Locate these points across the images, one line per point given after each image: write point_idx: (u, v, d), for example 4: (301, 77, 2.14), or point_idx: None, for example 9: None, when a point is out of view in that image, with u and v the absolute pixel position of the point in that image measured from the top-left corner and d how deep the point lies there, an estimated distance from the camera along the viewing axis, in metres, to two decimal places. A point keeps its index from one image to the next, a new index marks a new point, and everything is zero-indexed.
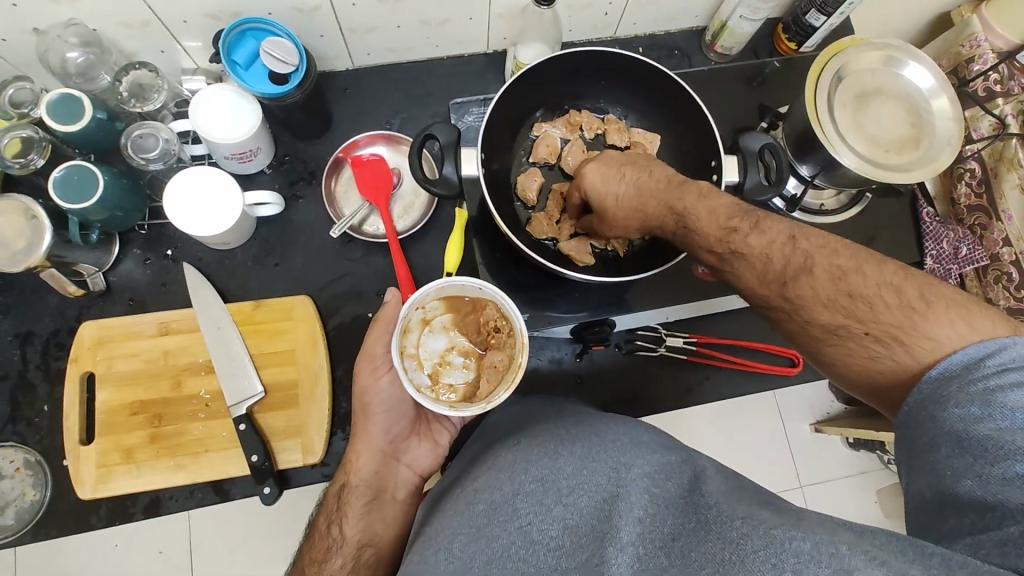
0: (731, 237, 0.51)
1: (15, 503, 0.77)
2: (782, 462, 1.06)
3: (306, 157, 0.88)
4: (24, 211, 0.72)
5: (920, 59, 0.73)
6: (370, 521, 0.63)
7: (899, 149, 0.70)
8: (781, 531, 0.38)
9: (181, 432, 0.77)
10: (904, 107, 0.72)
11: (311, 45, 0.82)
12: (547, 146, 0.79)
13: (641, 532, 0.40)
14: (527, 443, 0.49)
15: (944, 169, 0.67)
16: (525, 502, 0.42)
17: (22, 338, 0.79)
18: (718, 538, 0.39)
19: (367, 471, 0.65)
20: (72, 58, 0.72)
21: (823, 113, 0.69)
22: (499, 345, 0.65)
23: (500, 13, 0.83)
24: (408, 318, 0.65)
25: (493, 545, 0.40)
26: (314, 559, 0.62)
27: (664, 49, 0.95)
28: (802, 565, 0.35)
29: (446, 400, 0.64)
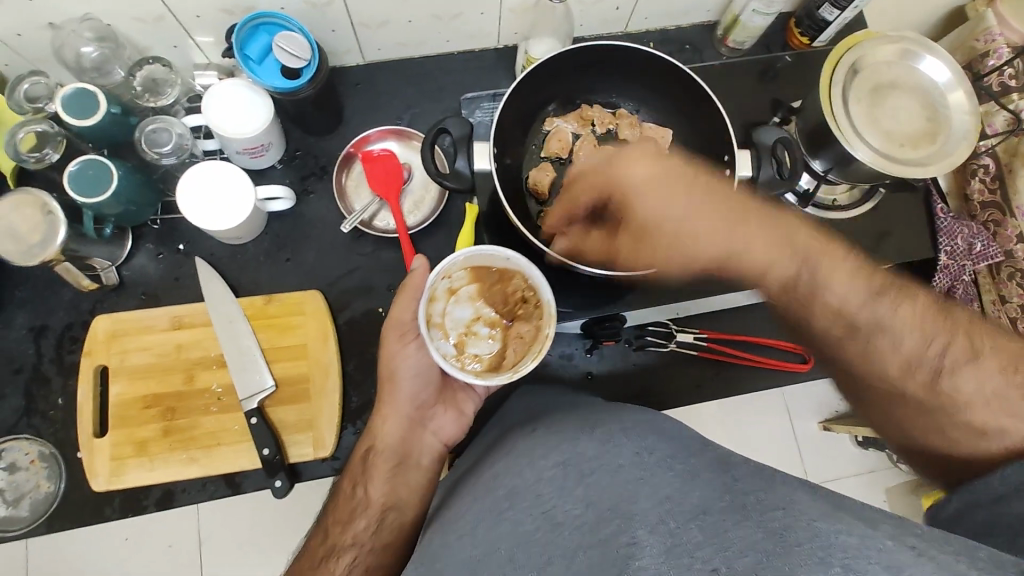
0: None
1: (30, 495, 0.77)
2: (791, 460, 1.06)
3: (318, 152, 0.88)
4: (40, 205, 0.73)
5: (935, 52, 0.72)
6: (395, 484, 0.65)
7: (915, 143, 0.69)
8: (824, 524, 0.39)
9: (193, 425, 0.77)
10: (920, 100, 0.71)
11: (323, 40, 0.83)
12: (559, 140, 0.79)
13: (670, 509, 0.42)
14: (548, 430, 0.54)
15: (960, 163, 0.66)
16: (548, 486, 0.46)
17: (37, 331, 0.80)
18: (757, 524, 0.40)
19: (392, 437, 0.68)
20: (86, 52, 0.72)
21: (837, 107, 0.68)
22: (528, 317, 0.68)
23: (511, 8, 0.83)
24: (435, 286, 0.68)
25: (519, 529, 0.44)
26: (338, 519, 0.63)
27: (675, 43, 0.95)
28: (851, 561, 0.37)
29: (471, 368, 0.67)
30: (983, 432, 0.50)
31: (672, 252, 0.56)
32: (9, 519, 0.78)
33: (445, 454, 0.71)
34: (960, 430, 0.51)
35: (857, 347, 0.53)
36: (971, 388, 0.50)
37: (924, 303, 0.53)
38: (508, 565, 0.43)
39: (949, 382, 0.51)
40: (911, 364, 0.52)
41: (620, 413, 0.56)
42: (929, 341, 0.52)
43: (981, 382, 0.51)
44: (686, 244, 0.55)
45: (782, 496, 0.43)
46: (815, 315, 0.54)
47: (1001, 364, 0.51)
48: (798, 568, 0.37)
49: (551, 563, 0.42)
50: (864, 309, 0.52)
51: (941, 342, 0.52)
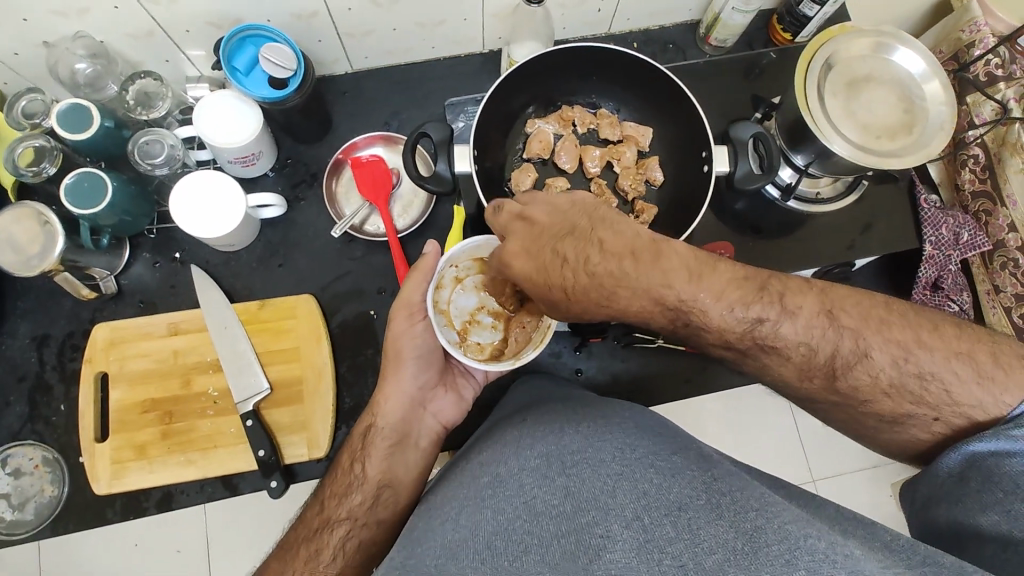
0: (607, 301, 0.49)
1: (35, 499, 0.80)
2: (793, 457, 1.06)
3: (308, 160, 0.90)
4: (38, 217, 0.75)
5: (909, 43, 0.73)
6: (392, 463, 0.66)
7: (892, 136, 0.70)
8: (795, 528, 0.39)
9: (191, 428, 0.79)
10: (896, 93, 0.72)
11: (310, 50, 0.85)
12: (541, 141, 0.80)
13: (647, 504, 0.43)
14: (534, 425, 0.55)
15: (936, 154, 0.67)
16: (530, 476, 0.48)
17: (39, 340, 0.82)
18: (730, 525, 0.40)
19: (393, 416, 0.69)
20: (80, 69, 0.75)
21: (814, 101, 0.68)
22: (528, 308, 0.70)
23: (493, 13, 0.84)
24: (442, 274, 0.71)
25: (498, 518, 0.45)
26: (335, 492, 0.64)
27: (659, 43, 0.96)
28: (816, 564, 0.35)
29: (473, 356, 0.70)
30: (898, 419, 0.53)
31: (576, 312, 0.52)
32: (15, 523, 0.80)
33: (443, 435, 0.73)
34: (876, 420, 0.54)
35: (752, 367, 0.53)
36: (868, 381, 0.51)
37: (807, 313, 0.51)
38: (485, 552, 0.43)
39: (844, 383, 0.52)
40: (805, 374, 0.53)
41: (609, 412, 0.58)
42: (815, 352, 0.51)
43: (876, 375, 0.51)
44: (589, 307, 0.51)
45: (760, 499, 0.43)
46: (707, 345, 0.52)
47: (892, 356, 0.51)
48: (764, 569, 0.36)
49: (527, 551, 0.42)
50: (748, 337, 0.50)
51: (828, 352, 0.51)
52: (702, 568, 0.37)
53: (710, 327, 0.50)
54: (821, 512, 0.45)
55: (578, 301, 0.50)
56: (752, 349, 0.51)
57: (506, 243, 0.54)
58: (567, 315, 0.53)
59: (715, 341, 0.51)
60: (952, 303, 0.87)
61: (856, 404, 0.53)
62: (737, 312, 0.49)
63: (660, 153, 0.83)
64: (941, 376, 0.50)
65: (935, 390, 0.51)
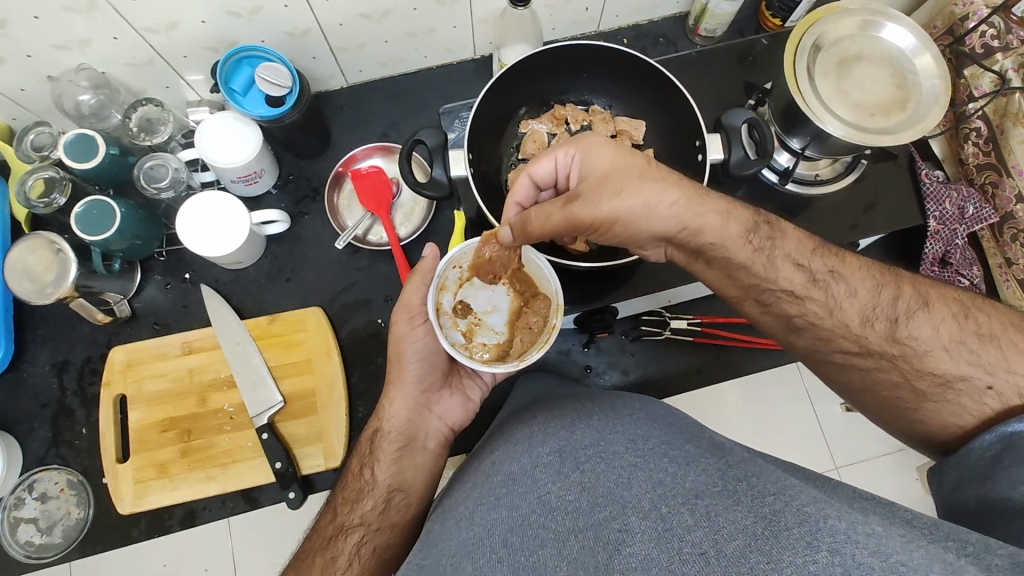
0: (684, 186, 0.56)
1: (62, 521, 0.80)
2: (813, 445, 0.95)
3: (310, 175, 0.91)
4: (51, 245, 0.78)
5: (896, 20, 0.74)
6: (401, 466, 0.67)
7: (886, 112, 0.71)
8: (815, 510, 0.39)
9: (209, 445, 0.81)
10: (887, 69, 0.73)
11: (305, 67, 0.86)
12: (535, 141, 0.82)
13: (663, 493, 0.43)
14: (544, 423, 0.55)
15: (934, 126, 0.68)
16: (545, 471, 0.48)
17: (59, 367, 0.83)
18: (748, 510, 0.40)
19: (399, 419, 0.70)
20: (83, 100, 0.78)
21: (805, 84, 0.69)
22: (534, 308, 0.72)
23: (483, 19, 0.86)
24: (445, 276, 0.72)
25: (514, 515, 0.45)
26: (347, 499, 0.65)
27: (650, 37, 0.96)
28: (839, 544, 0.36)
29: (479, 356, 0.72)
30: (948, 380, 0.55)
31: (646, 188, 0.55)
32: (44, 547, 0.80)
33: (450, 436, 0.74)
34: (928, 381, 0.56)
35: (817, 305, 0.57)
36: (927, 334, 0.56)
37: (864, 259, 0.60)
38: (502, 550, 0.43)
39: (904, 331, 0.56)
40: (867, 318, 0.57)
41: (619, 403, 0.57)
42: (880, 294, 0.58)
43: (936, 330, 0.56)
44: (663, 187, 0.55)
45: (777, 484, 0.43)
46: (782, 272, 0.57)
47: (951, 313, 0.57)
48: (787, 551, 0.36)
49: (542, 546, 0.42)
50: (818, 257, 0.58)
51: (892, 296, 0.57)
52: (722, 555, 0.37)
53: (779, 250, 0.57)
54: (836, 493, 0.46)
55: (656, 173, 0.56)
56: (823, 276, 0.58)
57: (582, 139, 0.60)
58: (631, 184, 0.55)
59: (793, 257, 0.57)
60: (962, 278, 0.88)
61: (915, 356, 0.56)
62: (799, 255, 0.58)
63: (656, 146, 0.84)
64: (997, 337, 0.55)
65: (991, 353, 0.55)
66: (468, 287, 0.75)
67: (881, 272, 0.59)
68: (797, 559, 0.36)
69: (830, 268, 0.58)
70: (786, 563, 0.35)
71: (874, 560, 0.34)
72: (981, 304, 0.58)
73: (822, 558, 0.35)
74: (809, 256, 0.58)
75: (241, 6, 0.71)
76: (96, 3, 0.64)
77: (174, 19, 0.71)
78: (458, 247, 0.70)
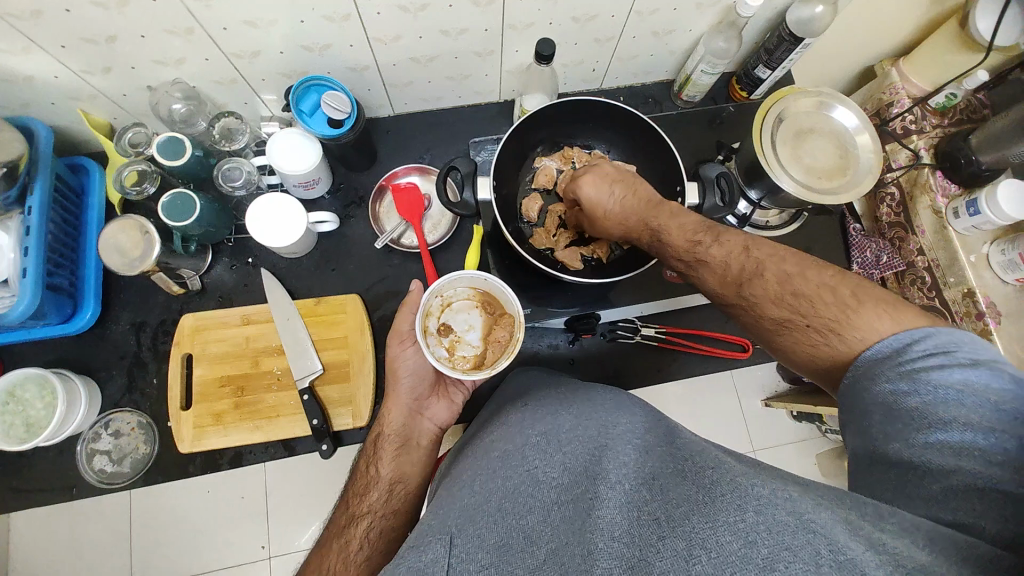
0: (696, 247, 0.70)
1: (130, 455, 0.98)
2: (737, 431, 1.20)
3: (356, 185, 1.10)
4: (139, 227, 0.94)
5: (846, 104, 0.97)
6: (400, 462, 0.84)
7: (830, 176, 0.93)
8: (745, 480, 0.52)
9: (259, 400, 0.98)
10: (834, 142, 0.96)
11: (361, 96, 1.05)
12: (546, 175, 1.02)
13: (625, 472, 0.58)
14: (534, 415, 0.72)
15: (864, 189, 0.90)
16: (533, 452, 0.64)
17: (137, 326, 1.00)
18: (691, 483, 0.55)
19: (397, 424, 0.88)
20: (176, 108, 0.94)
21: (767, 147, 0.92)
22: (501, 326, 0.92)
23: (510, 71, 1.05)
24: (430, 305, 0.93)
25: (509, 484, 0.60)
26: (356, 492, 0.82)
27: (641, 97, 1.18)
28: (762, 505, 0.49)
29: (461, 366, 0.92)
30: None
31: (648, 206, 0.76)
32: (114, 474, 0.98)
33: (438, 435, 0.92)
34: None
35: None
36: None
37: None
38: (497, 513, 0.57)
39: None
40: None
41: (596, 401, 0.74)
42: None
43: None
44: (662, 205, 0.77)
45: (717, 463, 0.58)
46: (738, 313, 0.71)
47: None
48: (719, 508, 0.50)
49: (531, 512, 0.57)
50: None
51: None
52: (671, 517, 0.51)
53: None
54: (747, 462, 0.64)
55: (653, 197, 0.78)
56: None
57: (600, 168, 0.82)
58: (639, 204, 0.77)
59: None
60: None
61: None
62: None
63: None
64: None
65: None
66: (448, 312, 0.95)
67: None
68: (729, 518, 0.48)
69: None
70: (718, 516, 0.49)
71: (789, 518, 0.47)
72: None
73: (749, 516, 0.48)
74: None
75: (314, 42, 0.87)
76: (194, 30, 0.78)
77: (259, 49, 0.86)
78: (443, 281, 0.91)
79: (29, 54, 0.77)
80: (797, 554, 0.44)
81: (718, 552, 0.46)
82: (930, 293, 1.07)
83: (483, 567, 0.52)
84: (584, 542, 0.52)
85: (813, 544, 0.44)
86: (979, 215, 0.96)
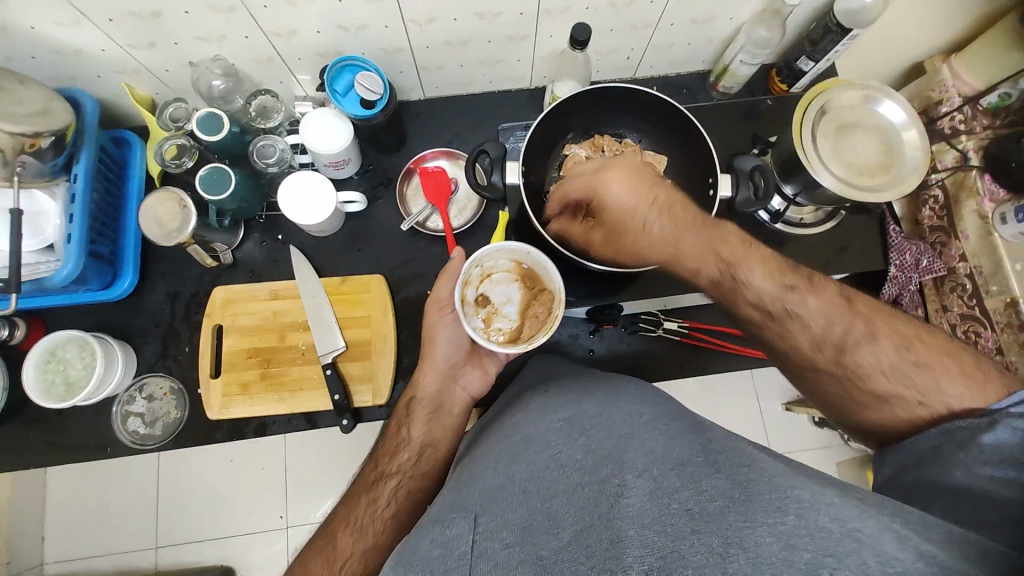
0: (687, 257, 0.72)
1: (164, 417, 1.02)
2: (757, 434, 1.18)
3: (386, 167, 1.11)
4: (178, 201, 0.96)
5: (893, 97, 0.93)
6: (431, 426, 0.88)
7: (871, 173, 0.91)
8: (782, 479, 0.53)
9: (284, 373, 1.01)
10: (878, 138, 0.93)
11: (394, 79, 1.05)
12: (575, 163, 1.03)
13: (655, 460, 0.58)
14: (555, 397, 0.74)
15: (909, 188, 0.86)
16: (557, 437, 0.65)
17: (172, 296, 1.04)
18: (725, 476, 0.54)
19: (430, 389, 0.91)
20: (215, 85, 0.96)
21: (807, 141, 0.89)
22: (539, 302, 0.92)
23: (543, 57, 1.04)
24: (470, 273, 0.93)
25: (531, 468, 0.61)
26: (386, 451, 0.84)
27: (676, 88, 1.16)
28: (802, 509, 0.48)
29: (496, 338, 0.93)
30: (886, 399, 0.67)
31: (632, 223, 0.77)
32: (147, 436, 1.02)
33: (471, 404, 0.94)
34: (866, 397, 0.68)
35: None
36: (869, 362, 0.67)
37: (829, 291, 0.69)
38: (521, 494, 0.58)
39: (849, 357, 0.67)
40: (817, 347, 0.68)
41: (620, 388, 0.76)
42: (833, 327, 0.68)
43: (878, 358, 0.67)
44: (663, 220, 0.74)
45: (749, 458, 0.58)
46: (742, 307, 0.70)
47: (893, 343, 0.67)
48: (758, 505, 0.49)
49: (556, 495, 0.57)
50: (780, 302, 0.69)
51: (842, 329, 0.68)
52: (705, 509, 0.50)
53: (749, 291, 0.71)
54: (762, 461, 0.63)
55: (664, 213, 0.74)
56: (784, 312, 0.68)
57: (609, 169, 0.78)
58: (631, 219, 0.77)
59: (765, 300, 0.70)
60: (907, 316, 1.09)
61: (857, 380, 0.68)
62: None
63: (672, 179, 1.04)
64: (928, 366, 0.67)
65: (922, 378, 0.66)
66: (487, 283, 0.95)
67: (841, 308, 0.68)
68: (769, 520, 0.47)
69: (792, 286, 0.68)
70: (757, 517, 0.48)
71: (832, 524, 0.46)
72: (923, 339, 0.67)
73: (790, 519, 0.47)
74: (780, 276, 0.68)
75: (349, 22, 0.87)
76: (235, 7, 0.80)
77: (296, 29, 0.87)
78: (484, 251, 0.91)
79: (79, 28, 0.80)
80: (842, 561, 0.43)
81: (757, 553, 0.45)
82: (970, 302, 1.04)
83: (507, 546, 0.53)
84: (610, 526, 0.51)
85: (860, 554, 0.44)
86: None
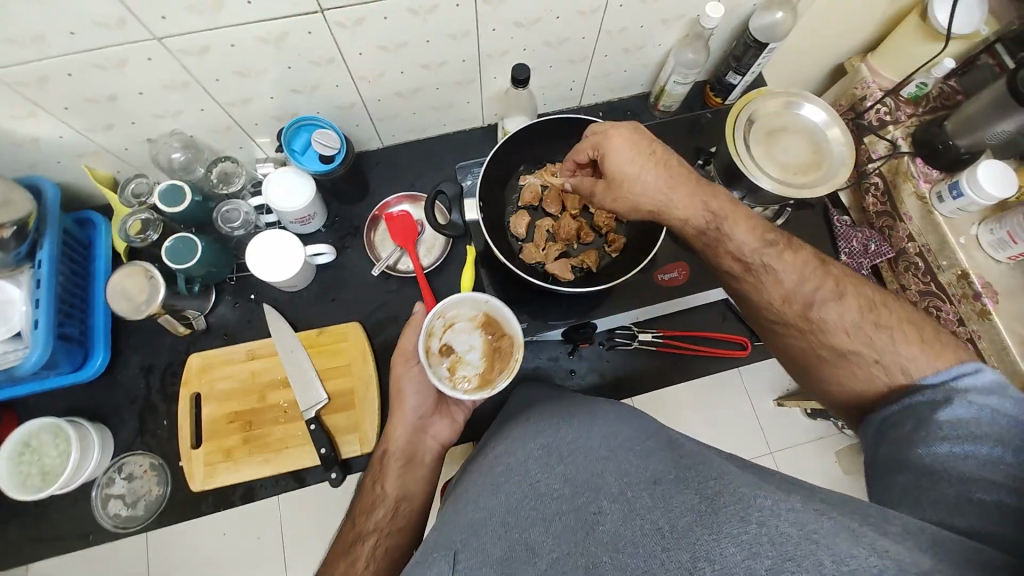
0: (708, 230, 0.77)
1: (144, 497, 0.99)
2: (751, 433, 1.20)
3: (351, 216, 1.13)
4: (144, 273, 0.97)
5: (813, 101, 1.00)
6: (405, 480, 0.85)
7: (805, 171, 0.96)
8: (748, 490, 0.53)
9: (266, 434, 0.99)
10: (807, 138, 0.99)
11: (351, 132, 1.09)
12: (531, 192, 1.06)
13: (629, 481, 0.57)
14: (533, 422, 0.71)
15: (841, 181, 0.92)
16: (536, 464, 0.62)
17: (147, 369, 1.03)
18: (696, 492, 0.54)
19: (400, 441, 0.88)
20: (175, 158, 0.99)
21: (741, 148, 0.94)
22: (507, 347, 0.92)
23: (490, 97, 1.10)
24: (433, 324, 0.93)
25: (511, 499, 0.59)
26: (362, 510, 0.82)
27: (620, 111, 1.22)
28: (764, 517, 0.49)
29: (463, 386, 0.91)
30: (845, 353, 0.70)
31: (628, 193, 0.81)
32: (129, 518, 0.99)
33: (442, 452, 0.92)
34: (828, 352, 0.71)
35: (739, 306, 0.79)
36: (834, 317, 0.71)
37: (804, 252, 0.75)
38: (501, 527, 0.56)
39: (816, 312, 0.72)
40: (786, 299, 0.73)
41: (595, 410, 0.72)
42: (804, 282, 0.73)
43: (842, 315, 0.71)
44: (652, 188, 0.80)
45: (718, 469, 0.57)
46: (721, 254, 0.77)
47: (860, 306, 0.71)
48: (723, 520, 0.50)
49: (534, 524, 0.56)
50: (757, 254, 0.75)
51: (815, 284, 0.73)
52: (676, 528, 0.51)
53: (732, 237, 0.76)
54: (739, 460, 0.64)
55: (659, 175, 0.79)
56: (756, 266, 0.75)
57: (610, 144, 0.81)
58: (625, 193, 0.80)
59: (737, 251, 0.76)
60: None
61: (818, 331, 0.72)
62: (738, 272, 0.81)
63: None
64: (892, 330, 0.68)
65: (884, 343, 0.68)
66: (450, 333, 0.95)
67: (811, 268, 0.74)
68: (733, 530, 0.49)
69: (770, 243, 0.75)
70: (721, 529, 0.49)
71: (793, 528, 0.48)
72: (888, 305, 0.71)
73: (753, 529, 0.49)
74: (762, 233, 0.75)
75: (303, 85, 0.91)
76: (189, 83, 0.83)
77: (250, 97, 0.91)
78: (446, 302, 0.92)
79: (35, 119, 0.82)
80: (800, 565, 0.45)
81: (724, 565, 0.47)
82: (925, 280, 1.08)
83: None
84: (587, 553, 0.52)
85: (816, 555, 0.46)
86: (962, 197, 0.97)
